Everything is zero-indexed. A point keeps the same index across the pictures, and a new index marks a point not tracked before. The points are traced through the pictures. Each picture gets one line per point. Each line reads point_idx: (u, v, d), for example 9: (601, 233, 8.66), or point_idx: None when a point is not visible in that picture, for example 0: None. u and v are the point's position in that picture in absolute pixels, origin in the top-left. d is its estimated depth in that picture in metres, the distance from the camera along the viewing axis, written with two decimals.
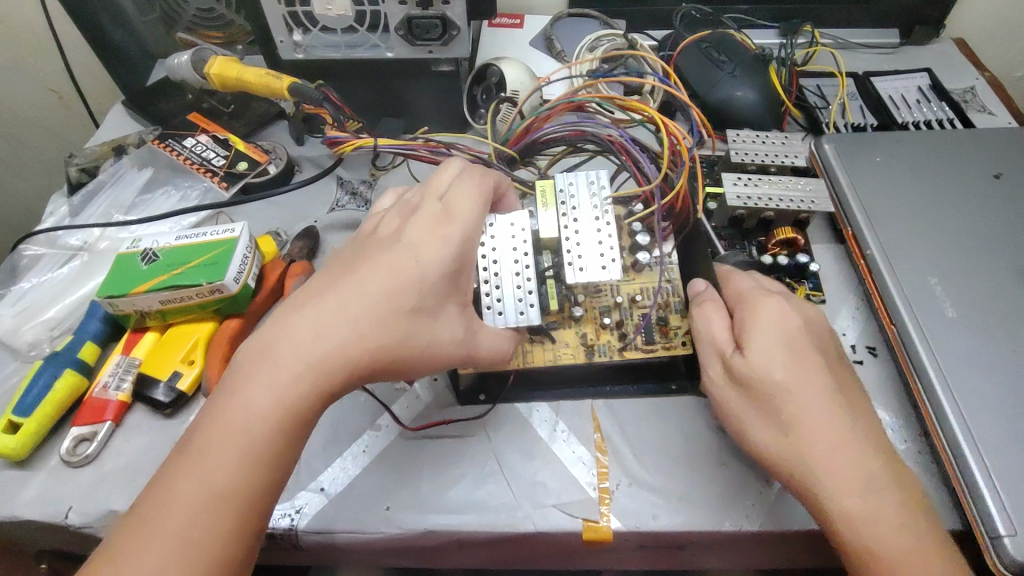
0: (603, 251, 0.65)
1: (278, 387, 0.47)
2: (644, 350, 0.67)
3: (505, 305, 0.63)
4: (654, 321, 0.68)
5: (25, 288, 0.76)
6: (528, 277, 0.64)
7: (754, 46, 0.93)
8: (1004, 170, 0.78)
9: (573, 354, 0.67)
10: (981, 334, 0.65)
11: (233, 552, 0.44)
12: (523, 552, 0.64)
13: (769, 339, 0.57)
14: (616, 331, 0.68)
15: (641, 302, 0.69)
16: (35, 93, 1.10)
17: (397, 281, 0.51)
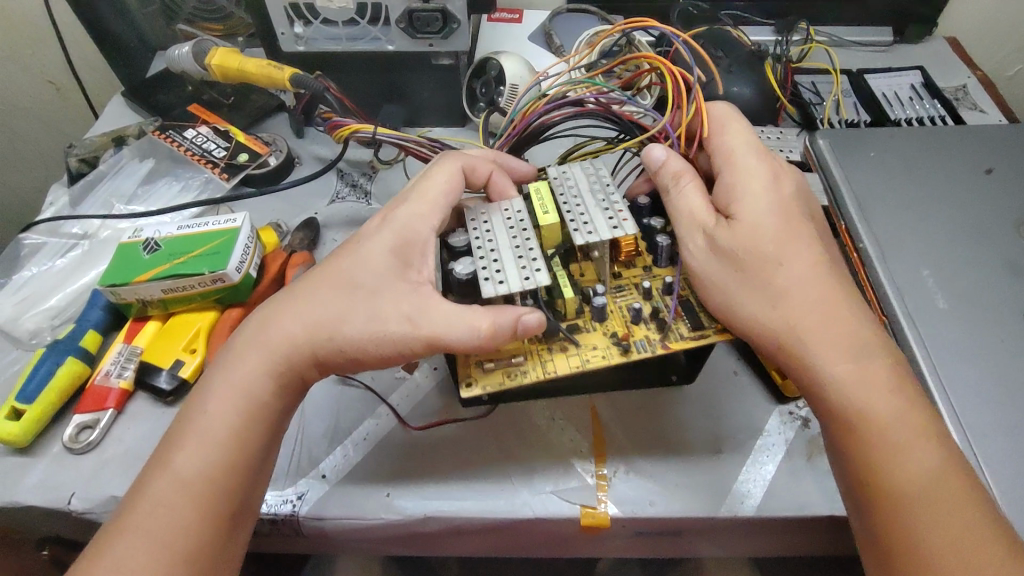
0: (607, 208, 0.59)
1: (237, 391, 0.54)
2: (690, 336, 0.58)
3: (507, 276, 0.55)
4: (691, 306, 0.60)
5: (27, 277, 0.77)
6: (529, 252, 0.57)
7: (750, 43, 0.95)
8: (995, 166, 0.80)
9: (603, 353, 0.57)
10: (970, 325, 0.67)
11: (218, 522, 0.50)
12: (521, 539, 0.65)
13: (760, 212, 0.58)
14: (651, 322, 0.59)
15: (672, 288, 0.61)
16: (32, 85, 1.10)
17: (342, 276, 0.57)
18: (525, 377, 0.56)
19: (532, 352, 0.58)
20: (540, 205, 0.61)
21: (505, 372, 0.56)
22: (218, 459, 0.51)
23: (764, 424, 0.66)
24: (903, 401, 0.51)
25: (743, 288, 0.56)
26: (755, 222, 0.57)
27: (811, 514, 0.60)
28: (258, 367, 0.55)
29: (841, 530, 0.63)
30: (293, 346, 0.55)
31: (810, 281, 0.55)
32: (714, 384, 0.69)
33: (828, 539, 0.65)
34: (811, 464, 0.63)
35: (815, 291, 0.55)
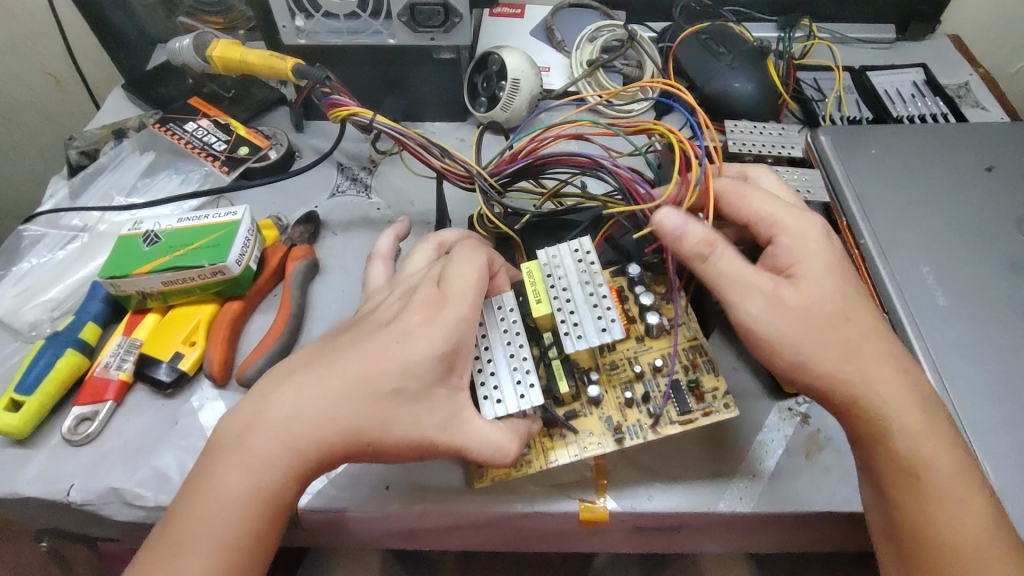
0: (597, 308, 0.57)
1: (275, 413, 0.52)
2: (681, 423, 0.57)
3: (505, 392, 0.56)
4: (683, 385, 0.59)
5: (27, 268, 0.76)
6: (523, 360, 0.58)
7: (752, 39, 0.94)
8: (996, 163, 0.80)
9: (600, 442, 0.58)
10: (970, 322, 0.67)
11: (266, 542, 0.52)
12: (520, 533, 0.65)
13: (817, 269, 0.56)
14: (644, 405, 0.59)
15: (664, 367, 0.60)
16: (32, 77, 1.10)
17: (362, 378, 0.53)
18: (530, 470, 0.57)
19: (535, 439, 0.59)
20: (532, 293, 0.60)
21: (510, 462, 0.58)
22: (231, 537, 0.50)
23: (764, 420, 0.66)
24: (963, 471, 0.52)
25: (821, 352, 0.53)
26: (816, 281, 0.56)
27: (810, 509, 0.60)
28: (274, 452, 0.51)
29: (839, 526, 0.63)
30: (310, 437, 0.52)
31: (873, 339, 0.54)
32: None
33: (824, 535, 0.65)
34: (810, 460, 0.63)
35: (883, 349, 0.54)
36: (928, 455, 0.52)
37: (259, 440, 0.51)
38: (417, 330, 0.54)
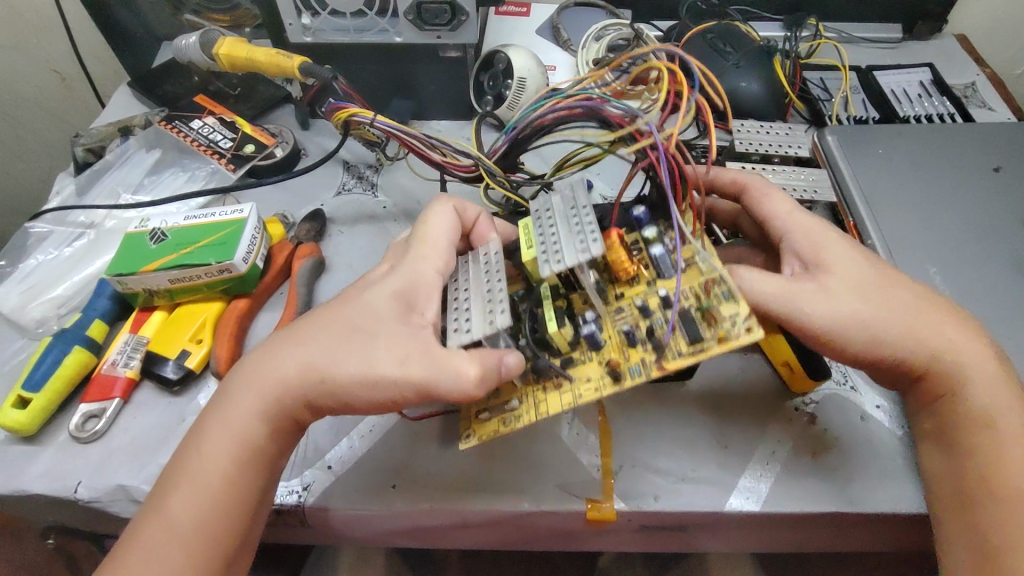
0: (579, 232, 0.55)
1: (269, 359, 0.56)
2: (687, 353, 0.52)
3: (473, 320, 0.53)
4: (689, 316, 0.54)
5: (33, 265, 0.77)
6: (497, 292, 0.53)
7: (759, 38, 0.94)
8: (1003, 163, 0.79)
9: (596, 387, 0.54)
10: (977, 322, 0.67)
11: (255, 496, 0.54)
12: (525, 532, 0.65)
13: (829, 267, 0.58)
14: (646, 342, 0.55)
15: (669, 300, 0.55)
16: (37, 74, 1.10)
17: (333, 319, 0.56)
18: (517, 425, 0.55)
19: (528, 395, 0.57)
20: (523, 240, 0.59)
21: (501, 419, 0.56)
22: (222, 482, 0.52)
23: (770, 420, 0.66)
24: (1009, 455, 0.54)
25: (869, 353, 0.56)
26: (843, 254, 0.58)
27: (817, 509, 0.60)
28: (260, 407, 0.54)
29: (847, 527, 0.63)
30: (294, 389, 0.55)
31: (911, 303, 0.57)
32: (721, 379, 0.69)
33: (829, 535, 0.65)
34: (816, 460, 0.63)
35: (940, 312, 0.57)
36: (982, 409, 0.55)
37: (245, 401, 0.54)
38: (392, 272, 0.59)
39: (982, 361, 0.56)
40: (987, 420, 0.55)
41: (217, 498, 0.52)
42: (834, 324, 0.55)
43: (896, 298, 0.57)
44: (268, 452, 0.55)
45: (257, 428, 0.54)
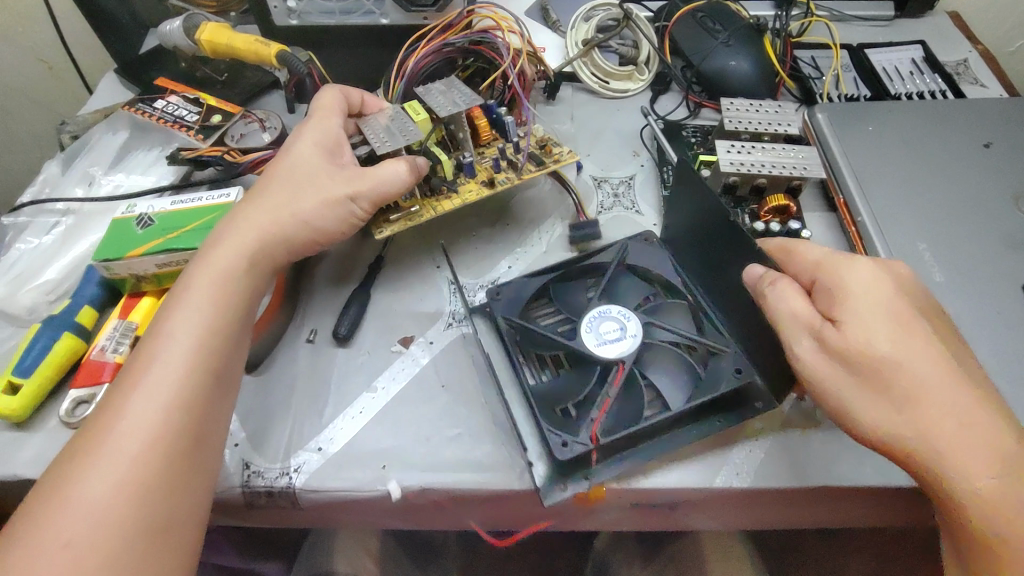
0: (460, 94, 0.69)
1: (257, 216, 0.61)
2: (536, 171, 0.73)
3: (391, 140, 0.66)
4: (537, 149, 0.75)
5: (17, 256, 0.76)
6: (401, 125, 0.68)
7: (749, 17, 0.93)
8: (994, 139, 0.79)
9: (477, 193, 0.72)
10: (967, 297, 0.67)
11: (238, 314, 0.57)
12: (517, 511, 0.65)
13: (868, 312, 0.53)
14: (507, 166, 0.74)
15: (519, 143, 0.75)
16: (24, 64, 1.09)
17: (294, 173, 0.64)
18: (423, 218, 0.70)
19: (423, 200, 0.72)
20: (413, 109, 0.70)
21: (408, 218, 0.70)
22: (213, 302, 0.55)
23: None
24: None
25: (917, 410, 0.50)
26: (868, 324, 0.53)
27: (807, 484, 0.61)
28: (232, 270, 0.58)
29: (838, 501, 0.63)
30: (222, 315, 0.55)
31: (953, 397, 0.50)
32: None
33: (819, 510, 0.65)
34: (807, 436, 0.63)
35: (940, 403, 0.50)
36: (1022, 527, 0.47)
37: (177, 332, 0.53)
38: (302, 131, 0.67)
39: (976, 466, 0.48)
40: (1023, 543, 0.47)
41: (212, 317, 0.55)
42: (845, 413, 0.53)
43: (928, 384, 0.50)
44: (244, 286, 0.58)
45: (236, 262, 0.58)
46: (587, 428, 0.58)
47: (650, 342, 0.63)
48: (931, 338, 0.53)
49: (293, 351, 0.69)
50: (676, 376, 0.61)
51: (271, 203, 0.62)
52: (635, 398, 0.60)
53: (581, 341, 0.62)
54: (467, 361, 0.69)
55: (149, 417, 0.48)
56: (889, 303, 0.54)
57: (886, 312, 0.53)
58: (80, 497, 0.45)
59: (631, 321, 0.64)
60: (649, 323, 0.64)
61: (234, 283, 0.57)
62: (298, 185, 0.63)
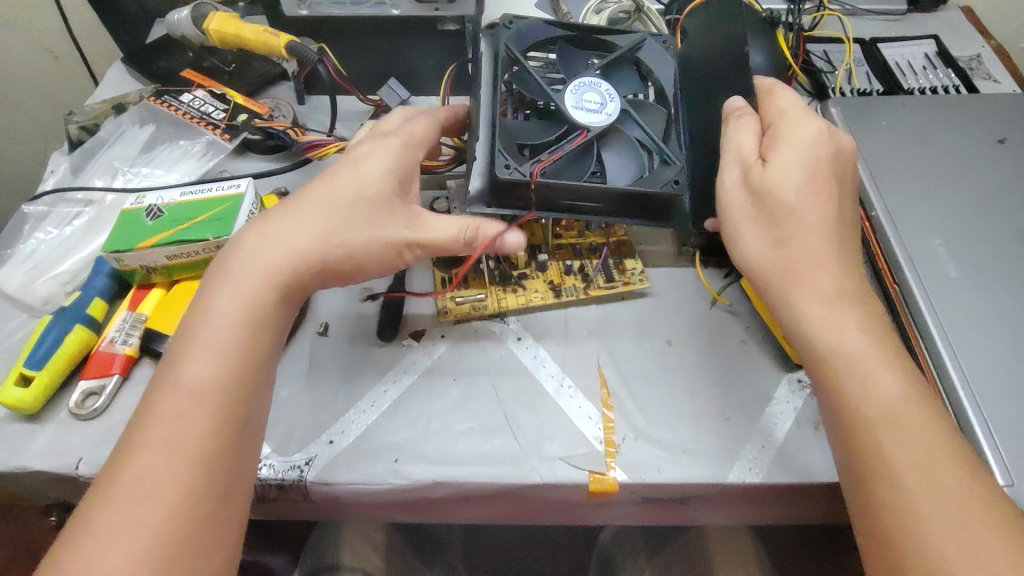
0: None
1: (293, 238, 0.57)
2: (604, 287, 0.73)
3: None
4: (611, 262, 0.75)
5: (33, 246, 0.76)
6: None
7: (762, 10, 0.93)
8: (1008, 135, 0.79)
9: (542, 296, 0.72)
10: (983, 292, 0.66)
11: (259, 346, 0.55)
12: (528, 505, 0.65)
13: (792, 162, 0.58)
14: (579, 274, 0.74)
15: (597, 250, 0.75)
16: (30, 54, 1.08)
17: (343, 196, 0.59)
18: (487, 311, 0.71)
19: (491, 291, 0.72)
20: None
21: (471, 306, 0.71)
22: (238, 337, 0.54)
23: (773, 393, 0.66)
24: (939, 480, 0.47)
25: (812, 279, 0.55)
26: (790, 168, 0.58)
27: (820, 480, 0.60)
28: (258, 299, 0.55)
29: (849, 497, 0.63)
30: (244, 347, 0.54)
31: (825, 239, 0.57)
32: (724, 354, 0.69)
33: (831, 507, 0.65)
34: (819, 432, 0.63)
35: (817, 254, 0.56)
36: (846, 347, 0.53)
37: (197, 379, 0.51)
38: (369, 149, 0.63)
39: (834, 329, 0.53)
40: (839, 358, 0.53)
41: (236, 353, 0.53)
42: (734, 239, 0.60)
43: (811, 233, 0.57)
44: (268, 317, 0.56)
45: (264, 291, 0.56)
46: (532, 166, 0.62)
47: (619, 128, 0.65)
48: (832, 195, 0.58)
49: (304, 345, 0.69)
50: (625, 163, 0.65)
51: (317, 228, 0.58)
52: (580, 163, 0.64)
53: (563, 98, 0.65)
54: (477, 355, 0.69)
55: (166, 468, 0.47)
56: (816, 167, 0.59)
57: (808, 165, 0.59)
58: (100, 543, 0.44)
59: (614, 103, 0.66)
60: (626, 114, 0.66)
61: (260, 317, 0.55)
62: (332, 216, 0.59)
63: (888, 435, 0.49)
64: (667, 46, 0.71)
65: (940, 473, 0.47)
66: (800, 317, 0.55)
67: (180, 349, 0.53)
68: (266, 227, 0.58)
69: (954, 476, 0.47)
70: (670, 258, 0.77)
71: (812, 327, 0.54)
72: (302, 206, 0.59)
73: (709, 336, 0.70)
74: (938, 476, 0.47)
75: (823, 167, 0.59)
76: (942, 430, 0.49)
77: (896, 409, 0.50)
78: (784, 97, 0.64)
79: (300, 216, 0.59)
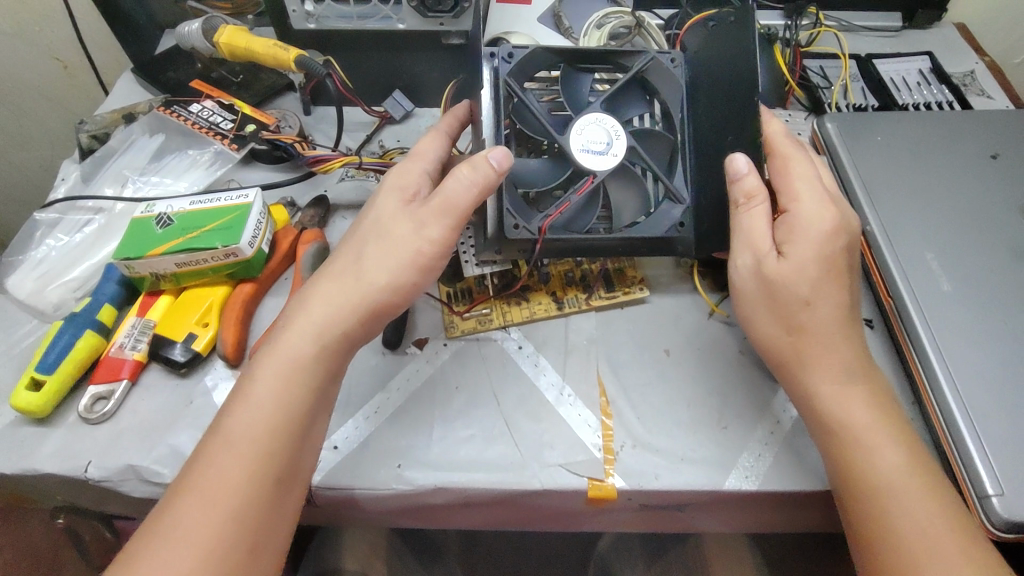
0: None
1: (342, 291, 0.57)
2: (606, 297, 0.75)
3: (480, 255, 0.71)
4: (611, 272, 0.76)
5: (44, 252, 0.77)
6: None
7: (760, 26, 0.95)
8: (1001, 151, 0.80)
9: (545, 307, 0.74)
10: (974, 305, 0.68)
11: (312, 400, 0.54)
12: (528, 511, 0.66)
13: (806, 251, 0.59)
14: (581, 284, 0.75)
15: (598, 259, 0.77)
16: (40, 62, 1.10)
17: (394, 246, 0.58)
18: (493, 326, 0.72)
19: (496, 303, 0.74)
20: None
21: (477, 320, 0.73)
22: (291, 387, 0.53)
23: (769, 402, 0.67)
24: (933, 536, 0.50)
25: (815, 351, 0.58)
26: (802, 259, 0.58)
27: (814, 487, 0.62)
28: (308, 349, 0.55)
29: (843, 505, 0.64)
30: (296, 396, 0.53)
31: (833, 309, 0.58)
32: (722, 363, 0.70)
33: (826, 514, 0.66)
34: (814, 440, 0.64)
35: (822, 330, 0.58)
36: (855, 419, 0.56)
37: (240, 432, 0.51)
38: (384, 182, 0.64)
39: (838, 395, 0.57)
40: (850, 433, 0.55)
41: (289, 404, 0.53)
42: (748, 319, 0.62)
43: (821, 315, 0.58)
44: (323, 368, 0.55)
45: (313, 341, 0.55)
46: (540, 220, 0.66)
47: (626, 166, 0.68)
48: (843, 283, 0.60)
49: None
50: (631, 199, 0.69)
51: (367, 278, 0.57)
52: (587, 210, 0.68)
53: (567, 140, 0.66)
54: (480, 364, 0.70)
55: (214, 515, 0.48)
56: (832, 253, 0.59)
57: (822, 256, 0.59)
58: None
59: (620, 141, 0.67)
60: (631, 149, 0.68)
61: (310, 365, 0.55)
62: (371, 272, 0.57)
63: (885, 496, 0.52)
64: (675, 63, 0.70)
65: (933, 535, 0.50)
66: (811, 392, 0.58)
67: (237, 394, 0.54)
68: (319, 279, 0.58)
69: (947, 538, 0.50)
70: (669, 267, 0.79)
71: (822, 402, 0.57)
72: (350, 260, 0.59)
73: (707, 346, 0.72)
74: (940, 547, 0.49)
75: (839, 260, 0.60)
76: (938, 492, 0.52)
77: (892, 472, 0.53)
78: (803, 172, 0.63)
79: (346, 270, 0.58)
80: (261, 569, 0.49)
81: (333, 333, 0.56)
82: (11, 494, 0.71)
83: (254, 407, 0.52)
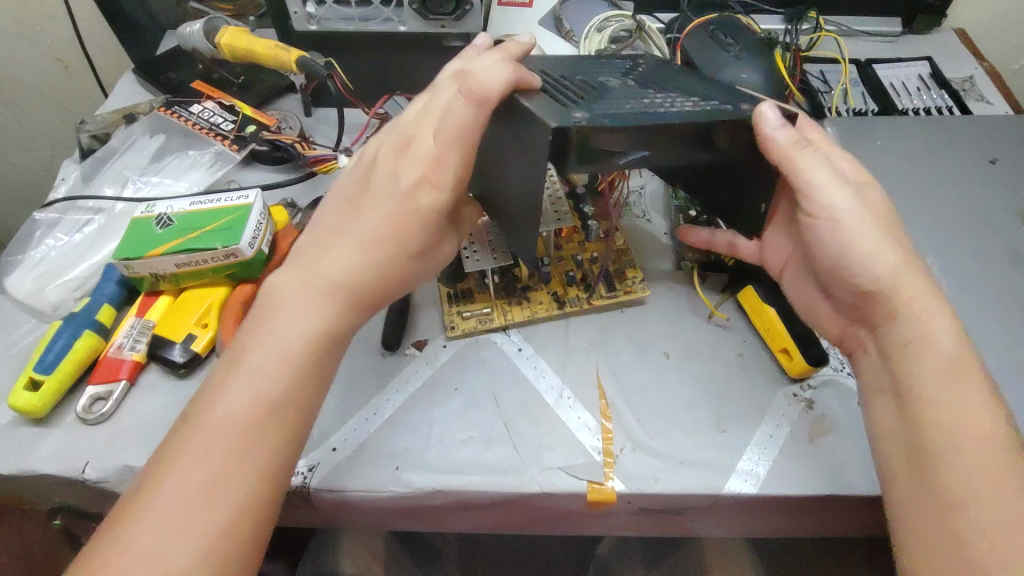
0: (556, 203, 0.73)
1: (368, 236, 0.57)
2: (607, 297, 0.75)
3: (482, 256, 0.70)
4: (612, 272, 0.76)
5: (44, 252, 0.77)
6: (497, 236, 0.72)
7: (760, 30, 0.95)
8: (1000, 156, 0.81)
9: (547, 308, 0.74)
10: (974, 310, 0.68)
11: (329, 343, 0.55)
12: (526, 514, 0.66)
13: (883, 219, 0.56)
14: (582, 285, 0.76)
15: (599, 260, 0.77)
16: (41, 62, 1.10)
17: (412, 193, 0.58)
18: (494, 326, 0.72)
19: (497, 304, 0.74)
20: None
21: (478, 320, 0.73)
22: (311, 327, 0.54)
23: (768, 406, 0.67)
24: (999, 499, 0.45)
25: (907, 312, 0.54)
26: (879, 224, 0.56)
27: (812, 492, 0.61)
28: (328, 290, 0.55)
29: (842, 509, 0.64)
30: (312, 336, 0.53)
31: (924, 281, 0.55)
32: (721, 367, 0.70)
33: (823, 519, 0.66)
34: (812, 445, 0.64)
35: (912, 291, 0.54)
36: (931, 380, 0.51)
37: (253, 366, 0.51)
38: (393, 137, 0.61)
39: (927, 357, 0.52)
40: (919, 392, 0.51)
41: (307, 343, 0.53)
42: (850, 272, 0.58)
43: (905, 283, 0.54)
44: (339, 311, 0.56)
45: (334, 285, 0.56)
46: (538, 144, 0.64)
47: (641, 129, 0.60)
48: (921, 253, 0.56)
49: None
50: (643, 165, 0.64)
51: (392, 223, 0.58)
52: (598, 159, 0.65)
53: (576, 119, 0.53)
54: (479, 366, 0.70)
55: (223, 445, 0.48)
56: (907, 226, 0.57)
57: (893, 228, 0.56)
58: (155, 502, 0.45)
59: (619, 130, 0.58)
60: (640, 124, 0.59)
61: (329, 306, 0.55)
62: (385, 215, 0.58)
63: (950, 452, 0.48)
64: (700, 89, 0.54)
65: (995, 494, 0.45)
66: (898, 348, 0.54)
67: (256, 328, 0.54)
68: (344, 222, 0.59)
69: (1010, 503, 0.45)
70: (669, 271, 0.79)
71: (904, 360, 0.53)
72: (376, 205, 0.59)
73: (706, 349, 0.72)
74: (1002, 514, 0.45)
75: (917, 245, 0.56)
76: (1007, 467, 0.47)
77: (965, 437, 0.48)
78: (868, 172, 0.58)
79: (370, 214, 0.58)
80: (260, 508, 0.48)
81: (349, 271, 0.56)
82: (9, 495, 0.71)
83: (271, 341, 0.52)
